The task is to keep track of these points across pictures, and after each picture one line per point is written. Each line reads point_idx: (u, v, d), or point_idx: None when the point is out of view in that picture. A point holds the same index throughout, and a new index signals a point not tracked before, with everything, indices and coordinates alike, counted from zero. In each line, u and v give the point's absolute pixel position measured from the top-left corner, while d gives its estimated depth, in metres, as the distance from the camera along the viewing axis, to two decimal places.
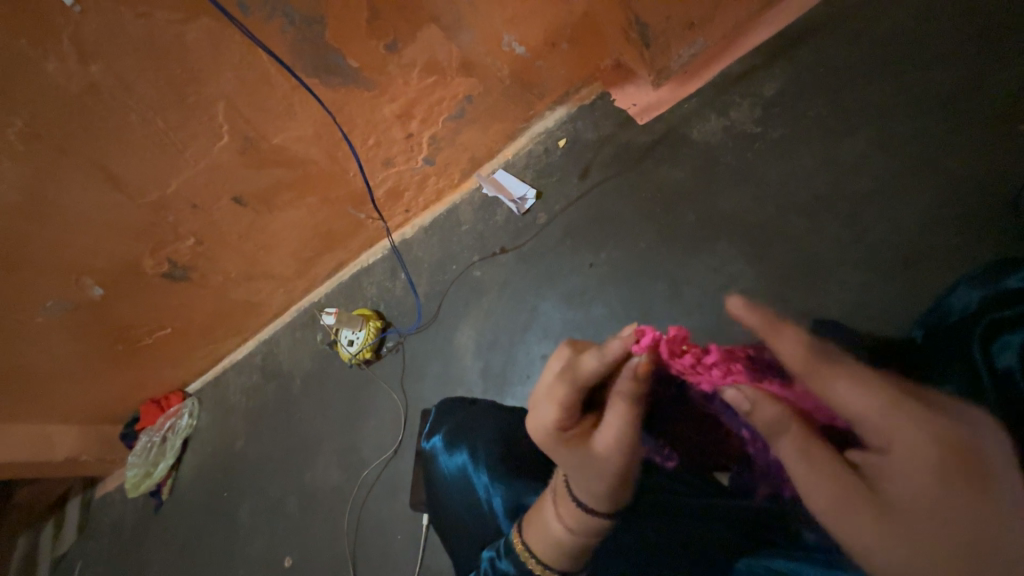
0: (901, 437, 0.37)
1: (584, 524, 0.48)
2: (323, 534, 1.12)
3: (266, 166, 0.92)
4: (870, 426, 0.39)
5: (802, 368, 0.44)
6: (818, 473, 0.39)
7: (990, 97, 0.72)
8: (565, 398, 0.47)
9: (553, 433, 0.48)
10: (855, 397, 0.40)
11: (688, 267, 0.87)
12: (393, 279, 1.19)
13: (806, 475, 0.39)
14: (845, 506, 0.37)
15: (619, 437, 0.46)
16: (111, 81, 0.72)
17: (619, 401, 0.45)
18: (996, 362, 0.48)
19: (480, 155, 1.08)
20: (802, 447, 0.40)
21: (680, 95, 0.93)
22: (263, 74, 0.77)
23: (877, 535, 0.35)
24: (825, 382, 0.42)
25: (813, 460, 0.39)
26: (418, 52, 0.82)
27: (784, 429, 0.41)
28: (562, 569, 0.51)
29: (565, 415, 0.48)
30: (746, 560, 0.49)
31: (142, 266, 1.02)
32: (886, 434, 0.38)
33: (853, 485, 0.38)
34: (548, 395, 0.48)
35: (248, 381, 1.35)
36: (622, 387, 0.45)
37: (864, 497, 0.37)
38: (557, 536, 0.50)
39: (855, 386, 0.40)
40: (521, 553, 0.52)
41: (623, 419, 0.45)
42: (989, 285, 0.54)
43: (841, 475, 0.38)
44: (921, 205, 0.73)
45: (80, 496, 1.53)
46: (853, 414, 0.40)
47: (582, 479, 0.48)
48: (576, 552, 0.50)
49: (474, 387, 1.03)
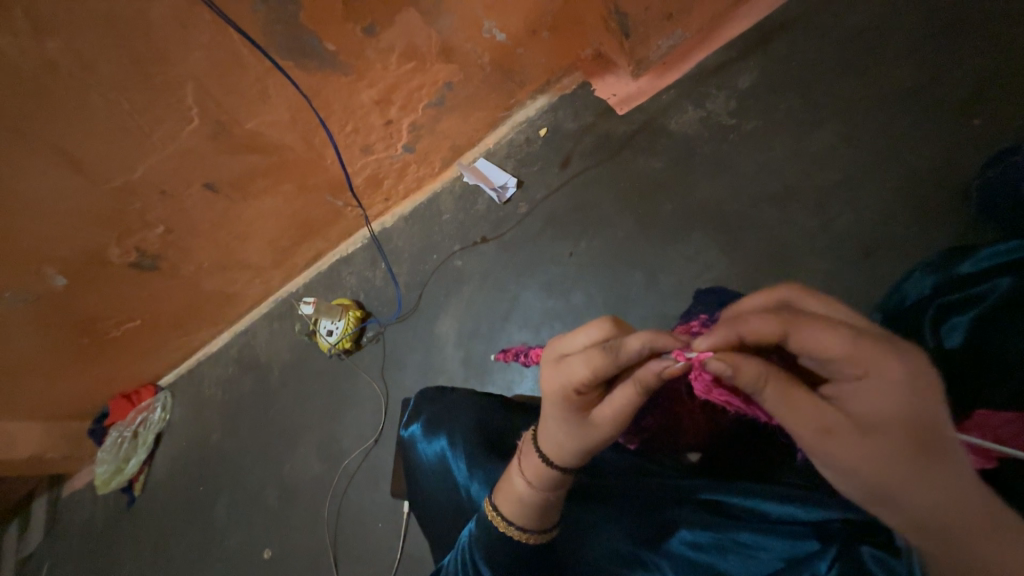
0: (882, 365, 0.35)
1: (545, 482, 0.50)
2: (304, 525, 1.12)
3: (239, 152, 0.90)
4: (847, 363, 0.35)
5: (777, 332, 0.37)
6: (801, 417, 0.36)
7: (951, 89, 0.75)
8: (600, 365, 0.43)
9: (568, 391, 0.46)
10: (828, 342, 0.36)
11: (664, 255, 0.89)
12: (373, 269, 1.18)
13: (794, 417, 0.37)
14: (843, 443, 0.35)
15: (620, 417, 0.45)
16: (70, 59, 0.68)
17: (633, 385, 0.43)
18: (944, 343, 0.54)
19: (461, 144, 1.07)
20: (786, 398, 0.37)
21: (658, 87, 0.94)
22: (234, 55, 0.75)
23: (857, 452, 0.35)
24: (798, 334, 0.37)
25: (798, 402, 0.37)
26: (397, 37, 0.80)
27: (766, 382, 0.37)
28: (519, 525, 0.52)
29: (592, 381, 0.44)
30: (711, 534, 0.50)
31: (109, 255, 0.98)
32: (865, 363, 0.35)
33: (827, 412, 0.36)
34: (584, 354, 0.44)
35: (223, 372, 1.32)
36: (644, 373, 0.42)
37: (847, 425, 0.36)
38: (520, 492, 0.52)
39: (828, 330, 0.36)
40: (489, 513, 0.54)
41: (631, 403, 0.44)
42: (942, 271, 0.58)
43: (824, 411, 0.36)
44: (884, 195, 0.76)
45: (47, 495, 1.48)
46: (829, 357, 0.36)
47: (565, 442, 0.48)
48: (536, 509, 0.52)
49: (454, 375, 1.04)
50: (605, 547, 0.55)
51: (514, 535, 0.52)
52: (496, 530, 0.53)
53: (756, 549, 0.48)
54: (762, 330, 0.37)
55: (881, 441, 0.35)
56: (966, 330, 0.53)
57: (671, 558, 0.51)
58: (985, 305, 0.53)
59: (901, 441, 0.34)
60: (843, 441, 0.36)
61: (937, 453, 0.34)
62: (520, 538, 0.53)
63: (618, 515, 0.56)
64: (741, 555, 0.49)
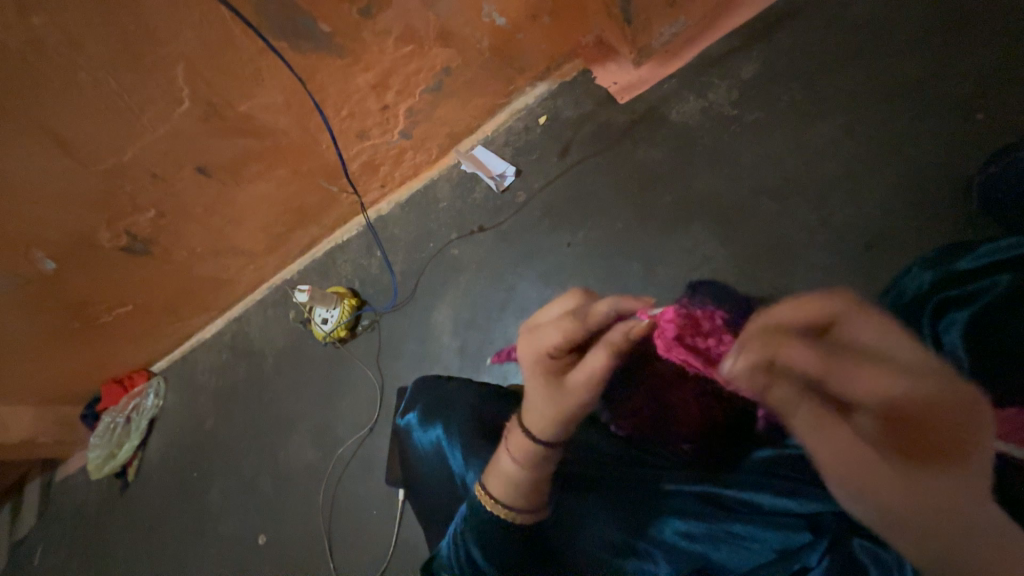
0: (925, 412, 0.33)
1: (529, 455, 0.51)
2: (298, 511, 1.12)
3: (231, 135, 0.88)
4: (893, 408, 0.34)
5: (812, 366, 0.35)
6: (829, 449, 0.36)
7: (955, 83, 0.74)
8: (570, 328, 0.46)
9: (540, 357, 0.48)
10: (870, 381, 0.34)
11: (661, 246, 0.88)
12: (369, 257, 1.17)
13: (828, 452, 0.36)
14: (875, 485, 0.35)
15: (594, 381, 0.46)
16: (56, 35, 0.66)
17: (603, 347, 0.45)
18: (943, 337, 0.55)
19: (459, 130, 1.06)
20: (816, 426, 0.36)
21: (659, 75, 0.93)
22: (226, 35, 0.72)
23: (891, 497, 0.35)
24: (842, 372, 0.35)
25: (826, 433, 0.36)
26: (395, 20, 0.78)
27: (798, 405, 0.36)
28: (509, 503, 0.53)
29: (564, 346, 0.47)
30: (706, 526, 0.51)
31: (99, 239, 0.96)
32: (908, 408, 0.33)
33: (867, 454, 0.35)
34: (555, 320, 0.47)
35: (217, 359, 1.31)
36: (612, 335, 0.44)
37: (881, 462, 0.35)
38: (507, 470, 0.52)
39: (870, 371, 0.34)
40: (480, 496, 0.54)
41: (603, 365, 0.45)
42: (940, 266, 0.58)
43: (862, 452, 0.35)
44: (883, 189, 0.76)
45: (40, 478, 1.48)
46: (871, 397, 0.34)
47: (543, 411, 0.49)
48: (523, 487, 0.52)
49: (450, 365, 1.03)
50: (598, 536, 0.55)
51: (504, 515, 0.53)
52: (491, 515, 0.53)
53: (749, 540, 0.49)
54: (804, 362, 0.36)
55: (915, 485, 0.34)
56: (965, 326, 0.53)
57: (664, 547, 0.52)
58: (982, 302, 0.53)
59: (937, 489, 0.34)
60: (880, 483, 0.35)
61: (970, 500, 0.34)
62: (509, 517, 0.53)
63: (612, 505, 0.57)
64: (734, 546, 0.49)
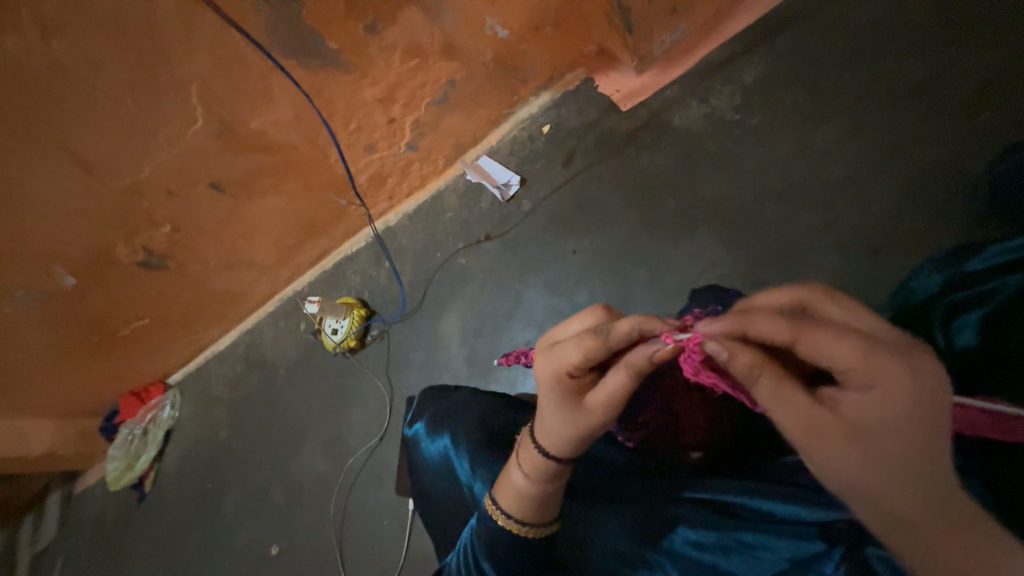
0: (888, 377, 0.36)
1: (540, 472, 0.51)
2: (310, 522, 1.13)
3: (243, 151, 0.90)
4: (855, 372, 0.36)
5: (784, 335, 0.38)
6: (791, 416, 0.38)
7: (961, 82, 0.73)
8: (592, 348, 0.46)
9: (560, 375, 0.48)
10: (839, 350, 0.36)
11: (668, 252, 0.88)
12: (377, 267, 1.18)
13: (783, 416, 0.39)
14: (825, 444, 0.37)
15: (613, 402, 0.46)
16: (77, 60, 0.68)
17: (624, 368, 0.44)
18: (955, 339, 0.53)
19: (464, 141, 1.07)
20: (774, 395, 0.39)
21: (662, 82, 0.93)
22: (237, 54, 0.75)
23: (846, 460, 0.37)
24: (805, 343, 0.37)
25: (787, 405, 0.38)
26: (400, 35, 0.80)
27: (759, 371, 0.39)
28: (519, 519, 0.53)
29: (583, 365, 0.47)
30: (715, 535, 0.50)
31: (117, 255, 0.99)
32: (870, 375, 0.36)
33: (821, 418, 0.38)
34: (575, 338, 0.47)
35: (230, 371, 1.34)
36: (635, 358, 0.43)
37: (840, 428, 0.37)
38: (518, 485, 0.52)
39: (837, 338, 0.36)
40: (490, 508, 0.54)
41: (622, 385, 0.45)
42: (949, 268, 0.57)
43: (813, 416, 0.38)
44: (893, 190, 0.75)
45: (60, 490, 1.51)
46: (837, 364, 0.37)
47: (559, 428, 0.49)
48: (536, 503, 0.52)
49: (459, 373, 1.04)
50: (605, 545, 0.55)
51: (515, 530, 0.53)
52: (500, 528, 0.53)
53: (760, 550, 0.48)
54: (769, 330, 0.38)
55: (872, 447, 0.36)
56: (979, 325, 0.52)
57: (671, 556, 0.52)
58: (995, 304, 0.51)
59: (896, 452, 0.36)
60: (833, 445, 0.37)
61: (929, 462, 0.36)
62: (520, 533, 0.53)
63: (621, 515, 0.56)
64: (746, 556, 0.48)
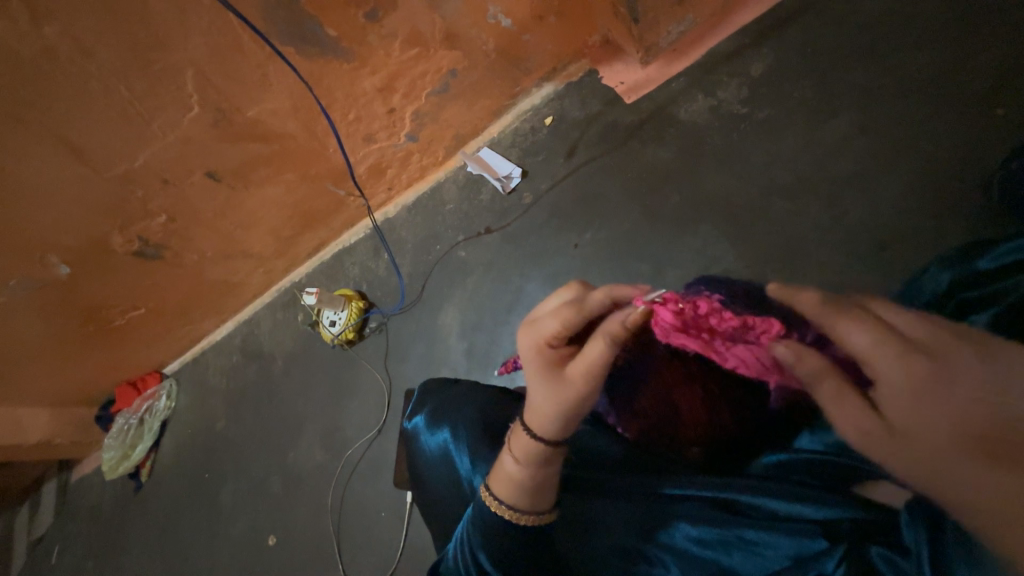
0: (912, 363, 0.37)
1: (530, 453, 0.51)
2: (308, 512, 1.13)
3: (240, 140, 0.89)
4: (881, 359, 0.39)
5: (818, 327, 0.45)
6: (843, 411, 0.39)
7: (971, 79, 0.72)
8: (568, 318, 0.50)
9: (540, 347, 0.51)
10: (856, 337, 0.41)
11: (671, 247, 0.87)
12: (376, 259, 1.17)
13: (843, 414, 0.39)
14: (880, 439, 0.37)
15: (592, 373, 0.47)
16: (68, 44, 0.67)
17: (602, 337, 0.46)
18: None
19: (465, 132, 1.06)
20: (832, 395, 0.41)
21: (667, 75, 0.92)
22: (234, 41, 0.73)
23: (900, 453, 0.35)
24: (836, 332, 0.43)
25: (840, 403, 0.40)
26: (401, 22, 0.78)
27: (820, 379, 0.42)
28: (512, 506, 0.52)
29: (561, 335, 0.50)
30: (717, 531, 0.49)
31: (112, 244, 0.98)
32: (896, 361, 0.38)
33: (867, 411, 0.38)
34: (554, 311, 0.51)
35: (227, 361, 1.33)
36: (610, 325, 0.46)
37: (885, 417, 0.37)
38: (510, 470, 0.52)
39: (858, 329, 0.41)
40: (483, 495, 0.54)
41: (601, 355, 0.47)
42: (959, 266, 0.57)
43: (862, 412, 0.38)
44: (900, 188, 0.74)
45: (57, 479, 1.50)
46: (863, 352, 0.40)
47: (543, 405, 0.50)
48: (528, 489, 0.52)
49: (458, 367, 1.03)
50: (605, 542, 0.55)
51: (508, 517, 0.52)
52: (495, 517, 0.53)
53: (761, 546, 0.47)
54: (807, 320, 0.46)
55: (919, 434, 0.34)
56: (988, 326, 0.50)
57: (673, 551, 0.51)
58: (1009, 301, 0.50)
59: (945, 434, 0.33)
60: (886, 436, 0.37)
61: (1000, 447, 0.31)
62: (513, 520, 0.52)
63: (620, 509, 0.56)
64: (747, 552, 0.48)
